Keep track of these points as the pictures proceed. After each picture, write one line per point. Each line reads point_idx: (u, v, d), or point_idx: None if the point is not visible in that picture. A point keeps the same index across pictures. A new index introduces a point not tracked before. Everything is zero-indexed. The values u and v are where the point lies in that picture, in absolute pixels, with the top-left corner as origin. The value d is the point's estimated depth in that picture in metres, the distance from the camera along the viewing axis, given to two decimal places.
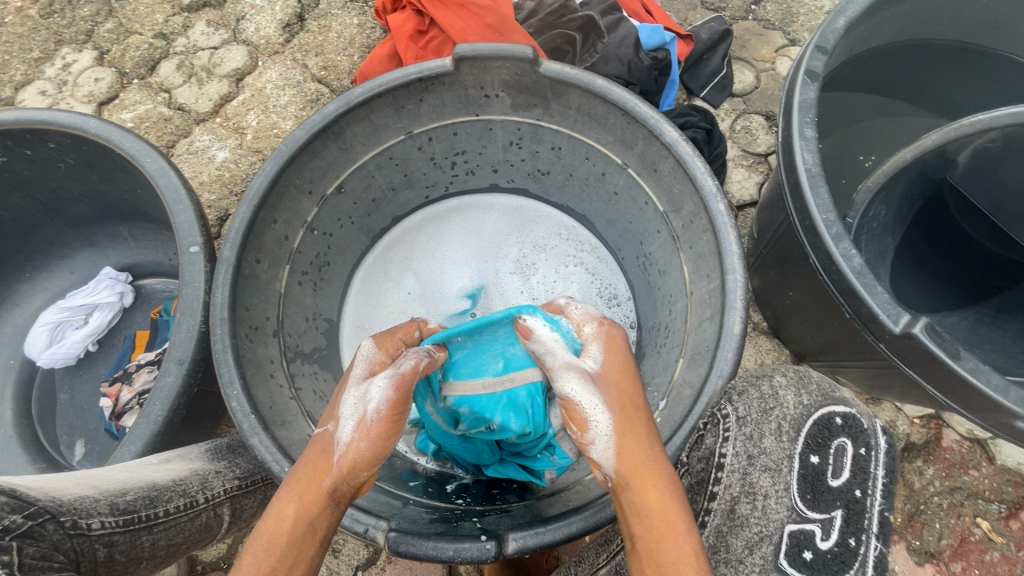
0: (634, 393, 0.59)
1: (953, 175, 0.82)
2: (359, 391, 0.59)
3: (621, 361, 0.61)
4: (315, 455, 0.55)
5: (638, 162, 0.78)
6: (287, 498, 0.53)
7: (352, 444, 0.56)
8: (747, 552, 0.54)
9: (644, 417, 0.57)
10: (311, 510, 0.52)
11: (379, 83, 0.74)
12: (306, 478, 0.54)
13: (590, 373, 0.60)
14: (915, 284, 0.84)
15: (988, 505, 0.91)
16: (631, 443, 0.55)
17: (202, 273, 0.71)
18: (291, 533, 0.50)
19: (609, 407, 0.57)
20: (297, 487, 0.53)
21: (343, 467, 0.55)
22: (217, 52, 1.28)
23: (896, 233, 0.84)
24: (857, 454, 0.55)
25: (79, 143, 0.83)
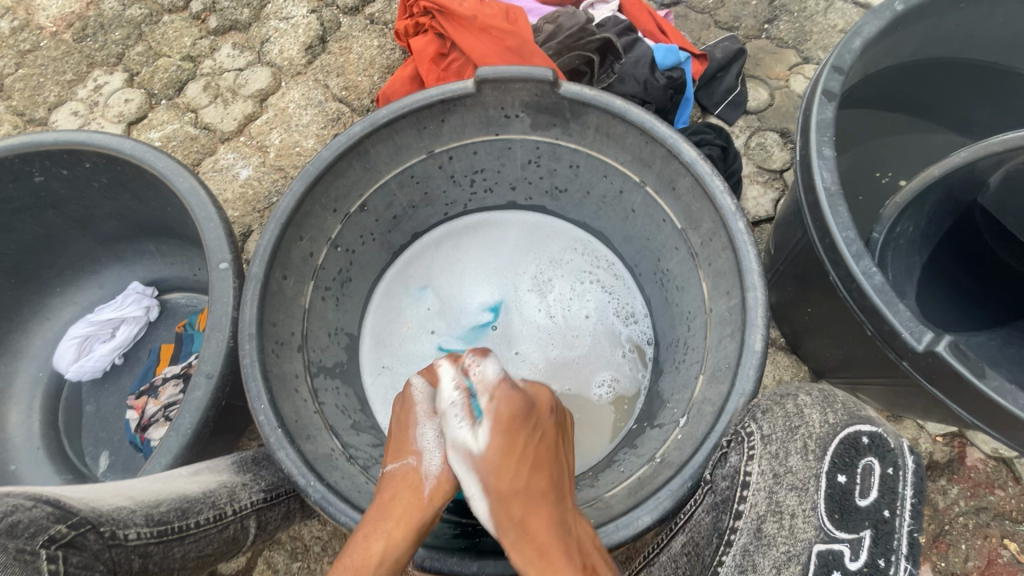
0: (518, 466, 0.61)
1: (982, 197, 0.78)
2: (438, 426, 0.66)
3: (500, 445, 0.61)
4: (404, 491, 0.61)
5: (655, 181, 0.79)
6: (375, 527, 0.58)
7: (440, 478, 0.63)
8: (774, 572, 0.52)
9: (535, 490, 0.60)
10: (399, 542, 0.57)
11: (402, 105, 0.77)
12: (394, 508, 0.60)
13: (475, 452, 0.62)
14: (943, 301, 0.83)
15: (1016, 526, 0.89)
16: (504, 525, 0.58)
17: (230, 289, 0.73)
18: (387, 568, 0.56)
19: (490, 493, 0.60)
20: (389, 525, 0.58)
21: (431, 497, 0.61)
22: (242, 74, 1.32)
23: (924, 250, 0.84)
24: (885, 472, 0.52)
25: (114, 163, 0.86)
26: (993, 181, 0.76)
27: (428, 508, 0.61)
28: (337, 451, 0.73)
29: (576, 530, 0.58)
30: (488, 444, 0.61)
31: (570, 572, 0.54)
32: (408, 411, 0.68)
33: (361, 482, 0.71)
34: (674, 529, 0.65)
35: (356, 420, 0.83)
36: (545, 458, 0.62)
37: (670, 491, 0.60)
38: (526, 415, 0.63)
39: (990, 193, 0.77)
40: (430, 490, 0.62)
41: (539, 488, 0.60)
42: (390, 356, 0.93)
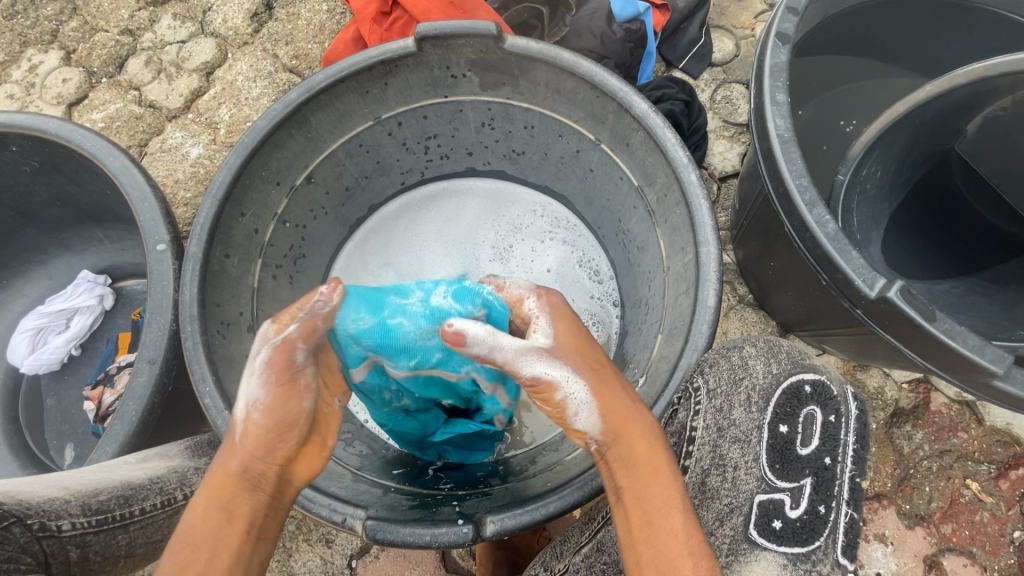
0: (594, 355, 0.56)
1: (959, 145, 0.78)
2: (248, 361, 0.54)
3: (572, 327, 0.58)
4: (224, 442, 0.55)
5: (610, 137, 0.77)
6: (203, 488, 0.53)
7: (248, 422, 0.53)
8: (718, 523, 0.54)
9: (611, 373, 0.57)
10: (229, 495, 0.52)
11: (341, 68, 0.73)
12: (217, 462, 0.54)
13: (547, 348, 0.55)
14: (908, 248, 0.82)
15: (978, 466, 0.91)
16: (606, 395, 0.54)
17: (170, 270, 0.71)
18: (217, 520, 0.51)
19: (578, 374, 0.54)
20: (209, 482, 0.53)
21: (246, 444, 0.53)
22: (185, 46, 1.25)
23: (893, 199, 0.82)
24: (827, 420, 0.54)
25: (42, 145, 0.82)
26: (970, 128, 0.76)
27: (246, 451, 0.53)
28: None
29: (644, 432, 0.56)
30: (556, 334, 0.56)
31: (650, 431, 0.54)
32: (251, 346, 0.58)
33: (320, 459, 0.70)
34: None
35: None
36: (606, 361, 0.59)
37: None
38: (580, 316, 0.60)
39: (966, 140, 0.77)
40: (245, 435, 0.53)
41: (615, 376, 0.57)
42: None
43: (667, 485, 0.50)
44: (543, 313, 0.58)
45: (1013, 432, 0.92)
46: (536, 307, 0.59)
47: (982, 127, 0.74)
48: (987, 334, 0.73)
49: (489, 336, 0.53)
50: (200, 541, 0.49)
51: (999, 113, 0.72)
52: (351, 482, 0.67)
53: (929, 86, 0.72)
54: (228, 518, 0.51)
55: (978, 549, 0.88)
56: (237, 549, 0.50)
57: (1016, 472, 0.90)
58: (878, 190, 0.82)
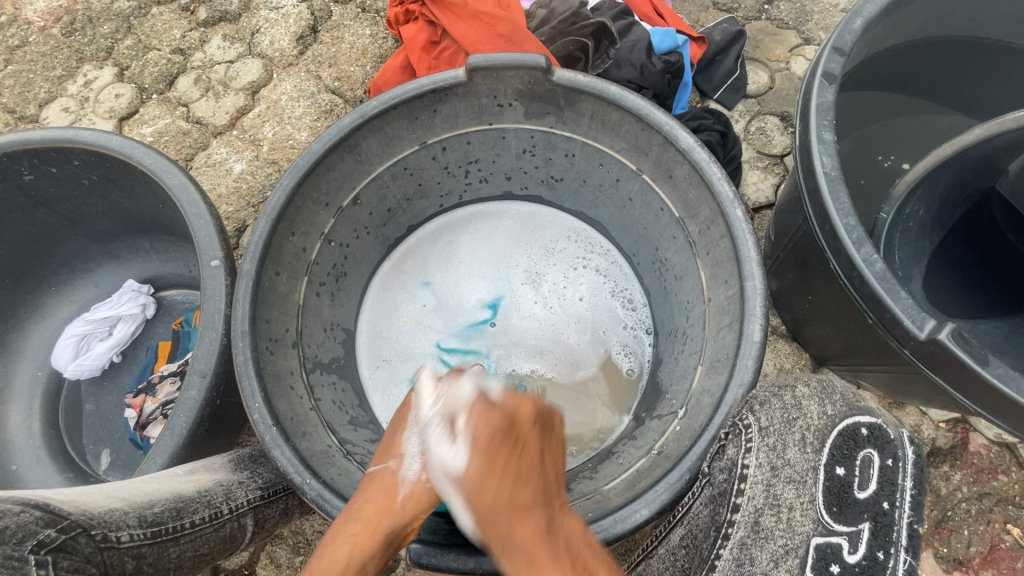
0: (501, 483, 0.53)
1: (1001, 183, 0.78)
2: (418, 436, 0.64)
3: (489, 459, 0.54)
4: (376, 492, 0.61)
5: (652, 169, 0.78)
6: (344, 530, 0.58)
7: (417, 484, 0.61)
8: (773, 565, 0.51)
9: (512, 500, 0.53)
10: (366, 550, 0.57)
11: (393, 96, 0.75)
12: (366, 509, 0.59)
13: (455, 476, 0.55)
14: (950, 287, 0.81)
15: (1019, 511, 0.89)
16: (489, 524, 0.53)
17: (222, 286, 0.73)
18: (351, 572, 0.56)
19: (472, 509, 0.54)
20: (356, 528, 0.58)
21: (405, 505, 0.60)
22: (233, 66, 1.30)
23: (934, 236, 0.82)
24: (884, 464, 0.53)
25: (103, 160, 0.85)
26: (1013, 167, 0.76)
27: (400, 515, 0.60)
28: (334, 447, 0.73)
29: (563, 533, 0.53)
30: (467, 464, 0.54)
31: None
32: (404, 415, 0.68)
33: (358, 477, 0.71)
34: (673, 521, 0.65)
35: (354, 415, 0.83)
36: (530, 471, 0.55)
37: (668, 485, 0.60)
38: (506, 432, 0.54)
39: (1007, 179, 0.77)
40: (404, 498, 0.61)
41: (526, 493, 0.53)
42: (387, 351, 0.93)
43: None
44: (457, 443, 0.56)
45: None
46: (461, 422, 0.56)
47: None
48: None
49: (427, 420, 0.61)
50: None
51: None
52: None
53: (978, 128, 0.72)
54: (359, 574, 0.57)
55: None
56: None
57: None
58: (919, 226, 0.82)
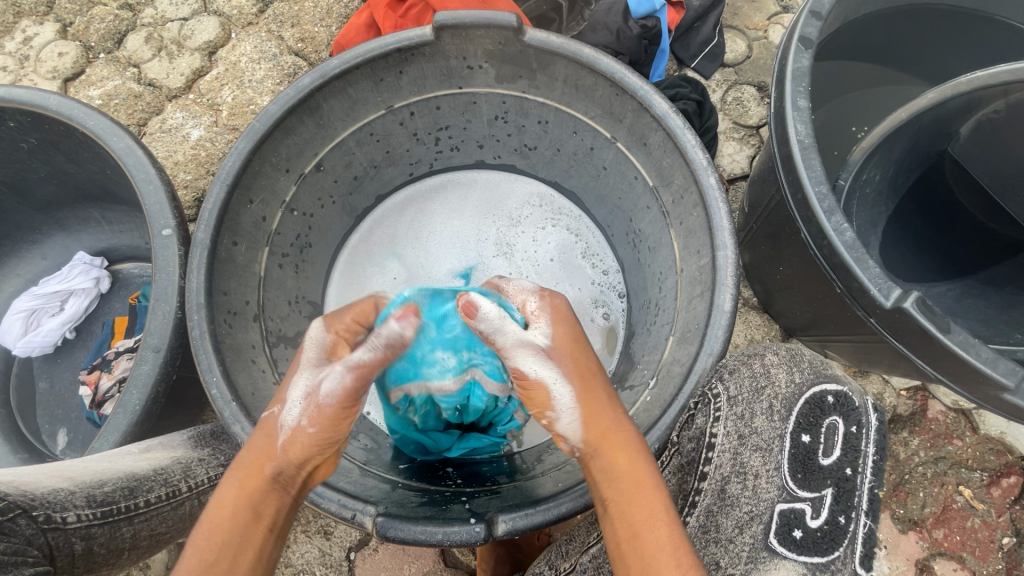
0: (586, 360, 0.59)
1: (953, 147, 0.78)
2: (312, 374, 0.57)
3: (572, 331, 0.61)
4: (256, 439, 0.55)
5: (626, 135, 0.76)
6: (230, 483, 0.53)
7: (296, 429, 0.55)
8: (737, 531, 0.55)
9: (600, 381, 0.58)
10: (256, 499, 0.52)
11: (356, 54, 0.71)
12: (249, 457, 0.54)
13: (543, 349, 0.58)
14: (906, 254, 0.85)
15: (971, 473, 0.93)
16: (592, 417, 0.55)
17: (175, 257, 0.69)
18: (247, 513, 0.51)
19: (568, 377, 0.57)
20: (239, 475, 0.53)
21: (287, 447, 0.55)
22: (187, 24, 1.21)
23: (890, 202, 0.84)
24: (849, 431, 0.56)
25: (41, 121, 0.79)
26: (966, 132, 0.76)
27: (284, 458, 0.54)
28: None
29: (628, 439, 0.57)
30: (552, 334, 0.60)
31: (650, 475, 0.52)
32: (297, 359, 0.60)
33: None
34: None
35: None
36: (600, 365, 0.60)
37: None
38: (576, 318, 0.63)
39: (959, 142, 0.77)
40: (287, 441, 0.55)
41: (602, 377, 0.59)
42: None
43: (652, 498, 0.51)
44: (342, 371, 0.57)
45: (1007, 441, 0.93)
46: (360, 356, 0.58)
47: (974, 130, 0.75)
48: (984, 337, 0.75)
49: (492, 319, 0.61)
50: (228, 538, 0.50)
51: (993, 115, 0.72)
52: (359, 476, 0.67)
53: (932, 90, 0.72)
54: (256, 516, 0.52)
55: (968, 554, 0.90)
56: (262, 547, 0.51)
57: (1007, 480, 0.92)
58: (876, 193, 0.83)
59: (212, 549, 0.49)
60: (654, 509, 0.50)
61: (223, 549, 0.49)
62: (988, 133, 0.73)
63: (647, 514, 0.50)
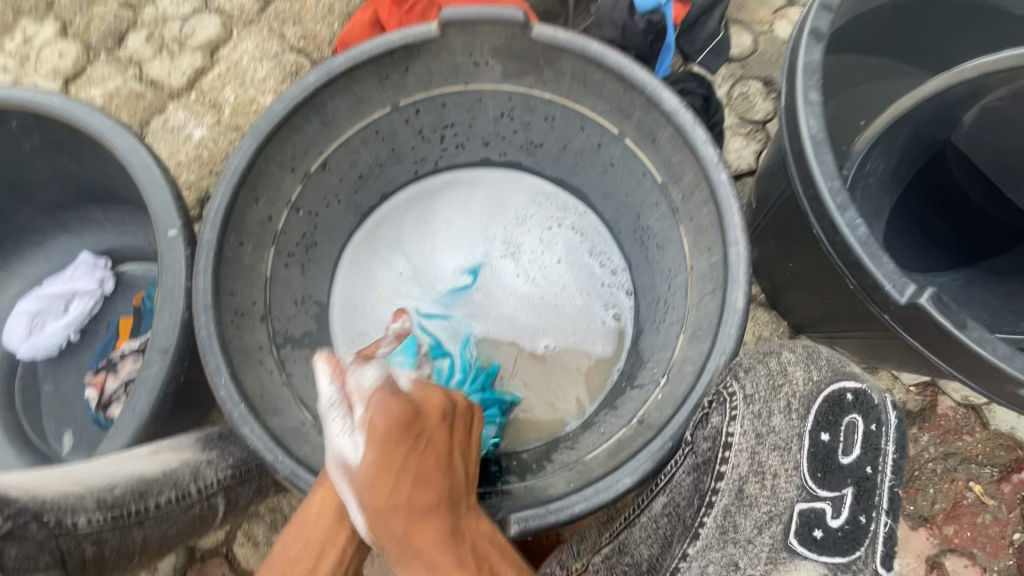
0: (398, 481, 0.56)
1: (955, 136, 0.77)
2: (349, 378, 0.63)
3: (381, 451, 0.57)
4: (332, 449, 0.63)
5: (635, 132, 0.75)
6: (316, 489, 0.60)
7: (355, 434, 0.62)
8: (756, 531, 0.55)
9: (428, 502, 0.56)
10: (339, 500, 0.59)
11: (361, 52, 0.70)
12: (329, 463, 0.62)
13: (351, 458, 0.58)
14: (909, 242, 0.82)
15: (981, 469, 0.92)
16: (394, 542, 0.55)
17: (182, 257, 0.69)
18: (331, 520, 0.59)
19: (366, 501, 0.56)
20: (324, 479, 0.60)
21: (354, 450, 0.61)
22: (188, 22, 1.20)
23: (893, 191, 0.82)
24: (868, 430, 0.56)
25: (44, 121, 0.78)
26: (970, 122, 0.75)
27: None
28: (308, 423, 0.70)
29: (471, 537, 0.56)
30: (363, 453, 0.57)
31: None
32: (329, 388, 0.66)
33: None
34: (654, 490, 0.63)
35: None
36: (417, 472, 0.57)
37: (650, 453, 0.57)
38: (407, 427, 0.58)
39: (963, 130, 0.76)
40: None
41: (424, 488, 0.56)
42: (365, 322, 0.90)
43: None
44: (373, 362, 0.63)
45: (1017, 437, 0.93)
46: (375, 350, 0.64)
47: (978, 118, 0.74)
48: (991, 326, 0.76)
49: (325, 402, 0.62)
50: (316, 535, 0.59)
51: (996, 103, 0.72)
52: None
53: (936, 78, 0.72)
54: (338, 518, 0.59)
55: (978, 550, 0.90)
56: (345, 545, 0.59)
57: (1018, 475, 0.92)
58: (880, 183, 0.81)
59: (305, 546, 0.59)
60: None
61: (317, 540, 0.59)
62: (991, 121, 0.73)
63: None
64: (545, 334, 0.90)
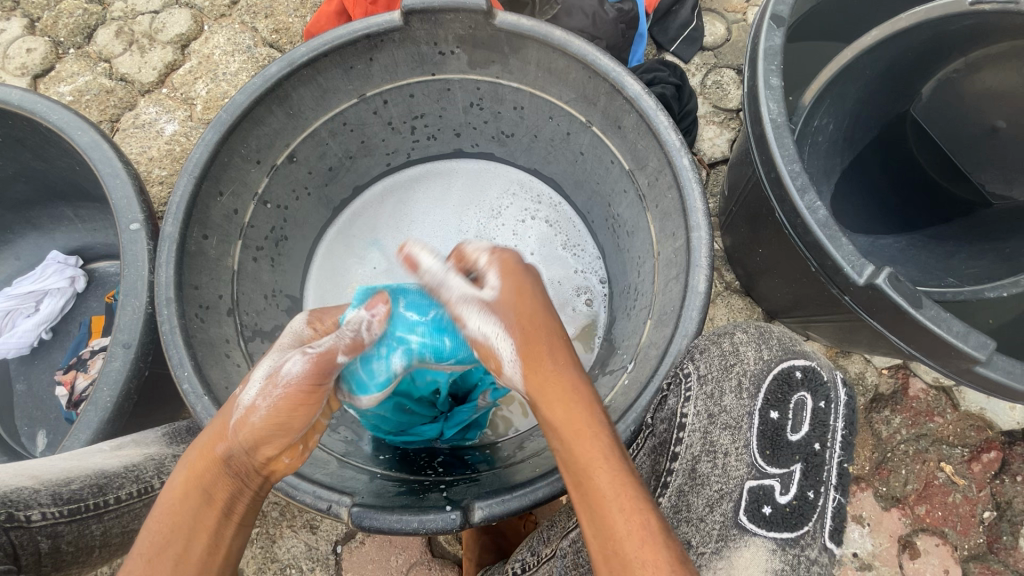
0: (535, 314, 0.57)
1: (914, 108, 0.84)
2: (276, 358, 0.56)
3: (517, 280, 0.58)
4: (215, 422, 0.53)
5: (601, 119, 0.75)
6: (185, 468, 0.51)
7: (249, 410, 0.52)
8: (708, 509, 0.55)
9: (547, 333, 0.56)
10: (210, 481, 0.50)
11: (323, 41, 0.69)
12: (205, 439, 0.52)
13: (487, 302, 0.58)
14: (859, 206, 0.88)
15: (952, 449, 0.94)
16: (534, 369, 0.54)
17: (145, 251, 0.68)
18: (196, 502, 0.49)
19: (510, 327, 0.56)
20: (193, 457, 0.51)
21: (239, 427, 0.52)
22: (158, 17, 1.19)
23: (845, 154, 0.87)
24: (817, 406, 0.57)
25: (4, 117, 0.77)
26: (929, 93, 0.82)
27: (236, 441, 0.51)
28: None
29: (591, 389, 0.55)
30: (500, 287, 0.58)
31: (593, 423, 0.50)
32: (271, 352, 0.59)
33: None
34: None
35: None
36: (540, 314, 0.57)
37: None
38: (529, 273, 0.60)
39: (921, 103, 0.83)
40: (239, 423, 0.52)
41: (556, 328, 0.57)
42: None
43: (591, 446, 0.48)
44: (302, 357, 0.54)
45: (987, 417, 0.94)
46: (319, 345, 0.55)
47: (936, 89, 0.81)
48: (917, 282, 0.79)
49: (434, 275, 0.62)
50: (180, 525, 0.48)
51: (952, 75, 0.79)
52: (337, 468, 0.66)
53: (876, 31, 0.73)
54: (208, 502, 0.49)
55: (950, 529, 0.91)
56: (216, 532, 0.49)
57: (987, 455, 0.93)
58: (831, 144, 0.85)
59: (161, 543, 0.47)
60: (597, 449, 0.48)
61: (173, 532, 0.48)
62: (949, 93, 0.80)
63: (591, 454, 0.48)
64: None
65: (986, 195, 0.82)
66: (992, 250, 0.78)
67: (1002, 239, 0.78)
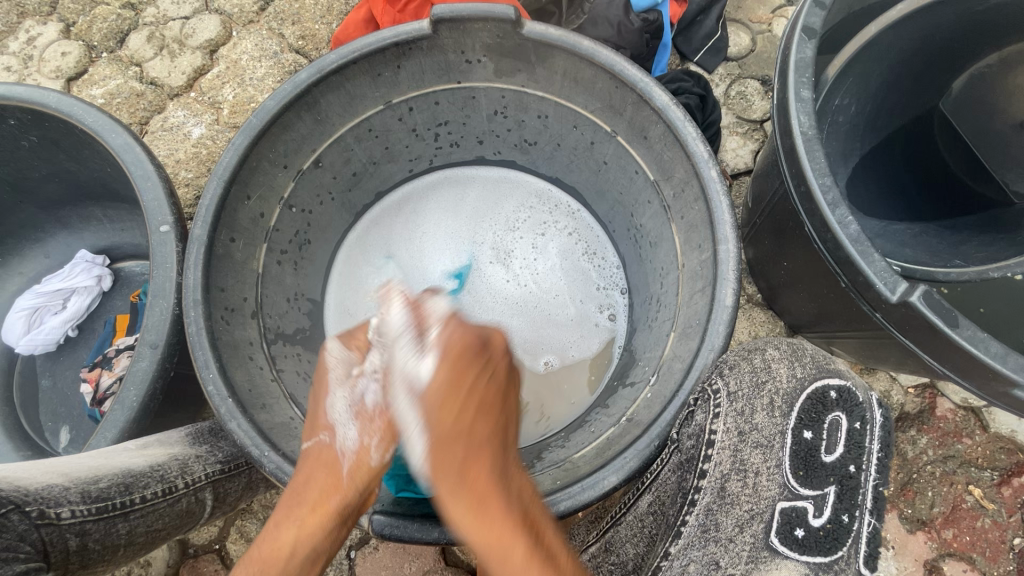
0: (464, 404, 0.55)
1: (943, 102, 0.84)
2: (348, 389, 0.61)
3: (455, 369, 0.56)
4: (316, 471, 0.57)
5: (627, 129, 0.75)
6: (288, 516, 0.55)
7: (363, 454, 0.58)
8: (738, 530, 0.54)
9: (482, 422, 0.55)
10: (320, 533, 0.54)
11: (352, 49, 0.70)
12: (313, 489, 0.56)
13: (417, 390, 0.56)
14: (878, 195, 0.87)
15: (981, 472, 0.91)
16: (439, 465, 0.53)
17: (173, 254, 0.69)
18: (302, 558, 0.53)
19: (427, 426, 0.54)
20: (302, 511, 0.55)
21: (354, 473, 0.57)
22: (188, 22, 1.22)
23: (866, 140, 0.87)
24: (852, 428, 0.56)
25: (42, 119, 0.79)
26: (958, 87, 0.82)
27: (349, 488, 0.57)
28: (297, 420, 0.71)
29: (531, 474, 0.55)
30: (433, 374, 0.56)
31: (506, 526, 0.49)
32: (321, 380, 0.62)
33: None
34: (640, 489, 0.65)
35: None
36: (490, 402, 0.57)
37: (637, 451, 0.58)
38: (480, 350, 0.58)
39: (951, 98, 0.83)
40: (350, 469, 0.57)
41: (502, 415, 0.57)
42: None
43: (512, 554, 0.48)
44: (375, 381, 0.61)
45: (1018, 440, 0.91)
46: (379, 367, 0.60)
47: (968, 84, 0.82)
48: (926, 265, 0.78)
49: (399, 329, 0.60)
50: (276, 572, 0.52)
51: (986, 69, 0.80)
52: None
53: (895, 8, 0.74)
54: (313, 555, 0.54)
55: (978, 554, 0.88)
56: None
57: (1018, 479, 0.90)
58: (851, 126, 0.84)
59: None
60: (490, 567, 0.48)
61: None
62: (978, 87, 0.81)
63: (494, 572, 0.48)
64: (546, 351, 0.88)
65: (1010, 194, 0.80)
66: (1008, 239, 0.77)
67: (1015, 229, 0.78)
